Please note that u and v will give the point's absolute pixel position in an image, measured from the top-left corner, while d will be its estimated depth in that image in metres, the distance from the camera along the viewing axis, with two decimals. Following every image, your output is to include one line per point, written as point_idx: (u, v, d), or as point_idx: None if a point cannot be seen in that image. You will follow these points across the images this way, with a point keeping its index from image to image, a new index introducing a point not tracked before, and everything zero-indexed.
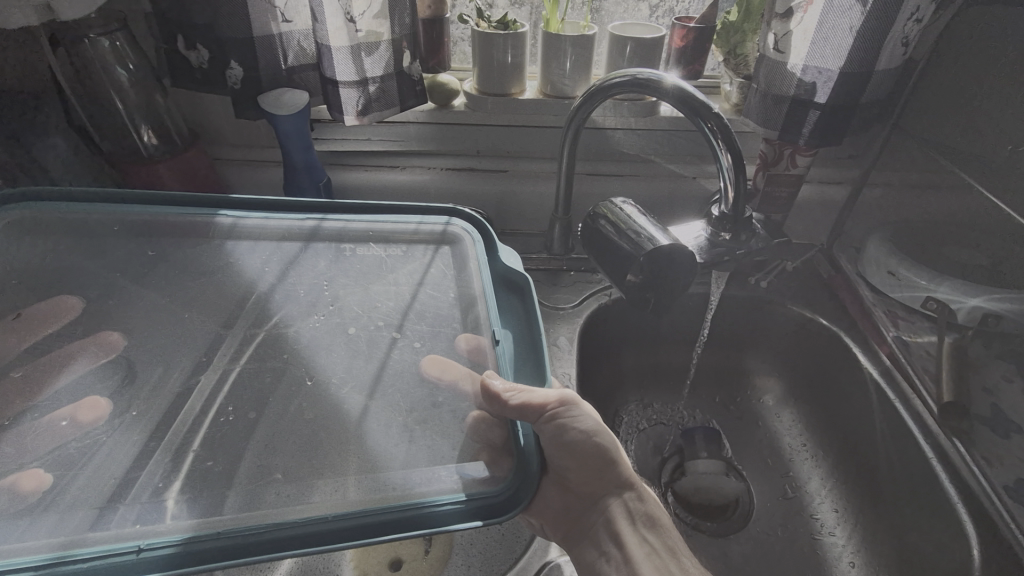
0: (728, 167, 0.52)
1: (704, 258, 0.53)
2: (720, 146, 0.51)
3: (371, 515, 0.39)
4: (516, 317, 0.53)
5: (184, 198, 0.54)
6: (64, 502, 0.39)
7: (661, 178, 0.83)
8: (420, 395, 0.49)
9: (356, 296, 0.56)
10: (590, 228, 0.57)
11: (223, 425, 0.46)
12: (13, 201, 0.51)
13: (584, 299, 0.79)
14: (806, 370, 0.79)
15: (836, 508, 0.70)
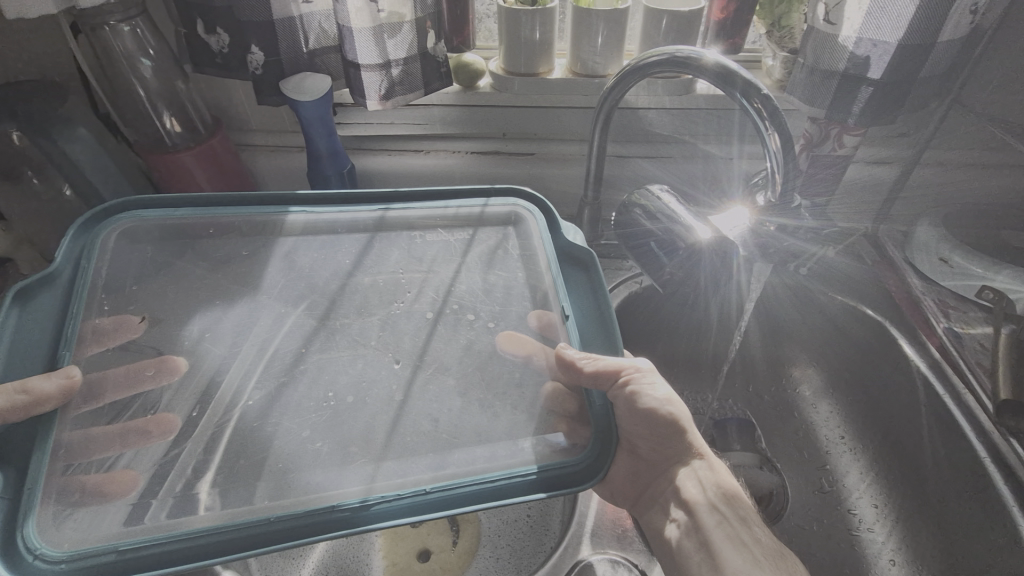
0: (775, 151, 0.49)
1: (747, 246, 0.53)
2: (768, 127, 0.48)
3: (364, 507, 0.40)
4: (585, 294, 0.54)
5: (252, 199, 0.54)
6: (117, 500, 0.41)
7: (696, 159, 0.79)
8: (502, 372, 0.53)
9: (431, 282, 0.60)
10: (626, 218, 0.56)
11: (320, 408, 0.51)
12: (114, 210, 0.53)
13: (614, 287, 0.76)
14: (847, 361, 0.76)
15: (876, 504, 0.68)
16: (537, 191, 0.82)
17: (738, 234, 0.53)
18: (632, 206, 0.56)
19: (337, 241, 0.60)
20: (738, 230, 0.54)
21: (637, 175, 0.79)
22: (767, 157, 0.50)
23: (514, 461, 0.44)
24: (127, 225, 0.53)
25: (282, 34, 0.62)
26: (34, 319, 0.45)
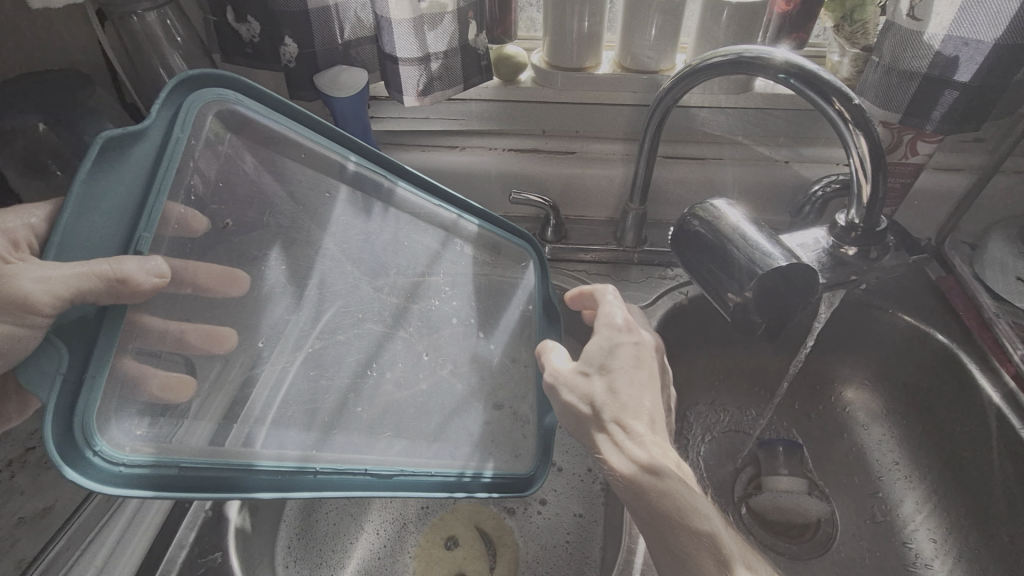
0: (860, 159, 0.44)
1: (827, 274, 0.46)
2: (855, 131, 0.43)
3: (287, 474, 0.41)
4: (550, 347, 0.59)
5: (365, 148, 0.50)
6: (186, 416, 0.40)
7: (750, 162, 0.74)
8: (465, 387, 0.54)
9: (447, 290, 0.57)
10: (686, 232, 0.51)
11: (300, 391, 0.47)
12: (210, 79, 0.40)
13: (658, 297, 0.72)
14: (904, 383, 0.71)
15: (934, 538, 0.64)
16: (577, 192, 0.78)
17: (815, 258, 0.47)
18: (695, 218, 0.50)
19: (411, 228, 0.56)
20: (816, 255, 0.47)
21: (685, 178, 0.74)
22: (852, 165, 0.44)
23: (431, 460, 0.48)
24: (222, 108, 0.42)
25: (317, 24, 0.58)
26: (116, 186, 0.36)
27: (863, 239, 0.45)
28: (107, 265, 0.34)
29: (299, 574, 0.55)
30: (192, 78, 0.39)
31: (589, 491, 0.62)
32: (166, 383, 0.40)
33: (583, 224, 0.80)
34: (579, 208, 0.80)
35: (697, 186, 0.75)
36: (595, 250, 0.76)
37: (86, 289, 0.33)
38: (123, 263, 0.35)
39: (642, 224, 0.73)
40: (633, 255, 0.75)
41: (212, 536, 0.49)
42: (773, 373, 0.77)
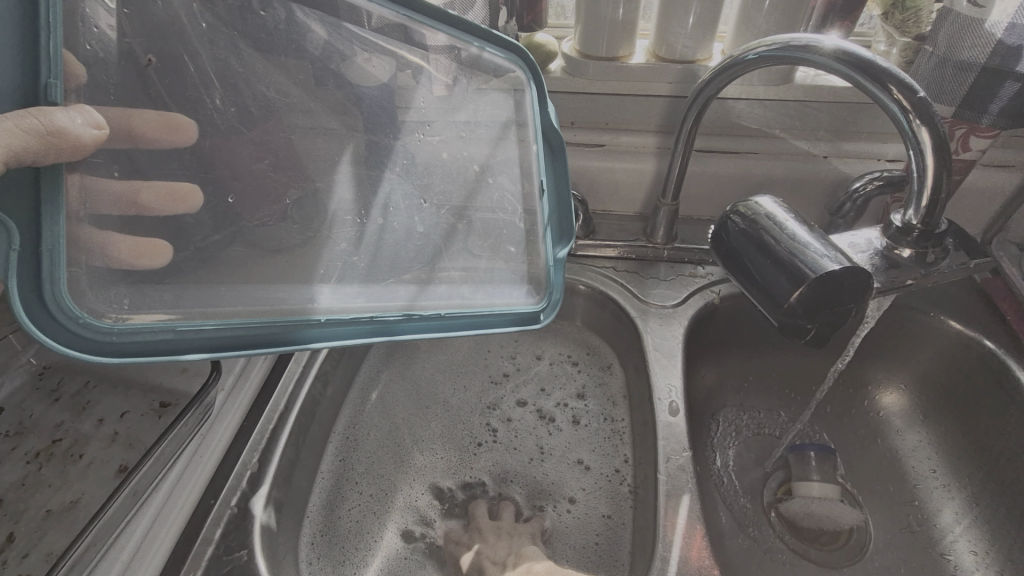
0: (920, 153, 0.41)
1: (881, 278, 0.43)
2: (915, 121, 0.40)
3: (334, 322, 0.43)
4: (555, 169, 0.55)
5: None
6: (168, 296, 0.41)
7: (787, 156, 0.71)
8: (490, 221, 0.56)
9: (443, 132, 0.57)
10: (728, 229, 0.48)
11: (350, 232, 0.54)
12: None
13: (688, 296, 0.70)
14: (945, 389, 0.69)
15: (974, 550, 0.61)
16: (605, 186, 0.75)
17: (868, 261, 0.44)
18: (737, 215, 0.48)
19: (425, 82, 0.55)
20: (869, 256, 0.44)
21: (719, 172, 0.72)
22: (910, 158, 0.41)
23: (493, 300, 0.51)
24: None
25: None
26: None
27: (921, 240, 0.43)
28: (35, 119, 0.30)
29: (323, 572, 0.54)
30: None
31: (617, 495, 0.60)
32: (136, 250, 0.41)
33: (610, 219, 0.78)
34: (607, 202, 0.78)
35: (731, 181, 0.72)
36: (623, 247, 0.74)
37: (27, 149, 0.30)
38: (50, 112, 0.31)
39: (673, 221, 0.71)
40: (662, 252, 0.73)
41: (237, 534, 0.49)
42: (805, 374, 0.76)
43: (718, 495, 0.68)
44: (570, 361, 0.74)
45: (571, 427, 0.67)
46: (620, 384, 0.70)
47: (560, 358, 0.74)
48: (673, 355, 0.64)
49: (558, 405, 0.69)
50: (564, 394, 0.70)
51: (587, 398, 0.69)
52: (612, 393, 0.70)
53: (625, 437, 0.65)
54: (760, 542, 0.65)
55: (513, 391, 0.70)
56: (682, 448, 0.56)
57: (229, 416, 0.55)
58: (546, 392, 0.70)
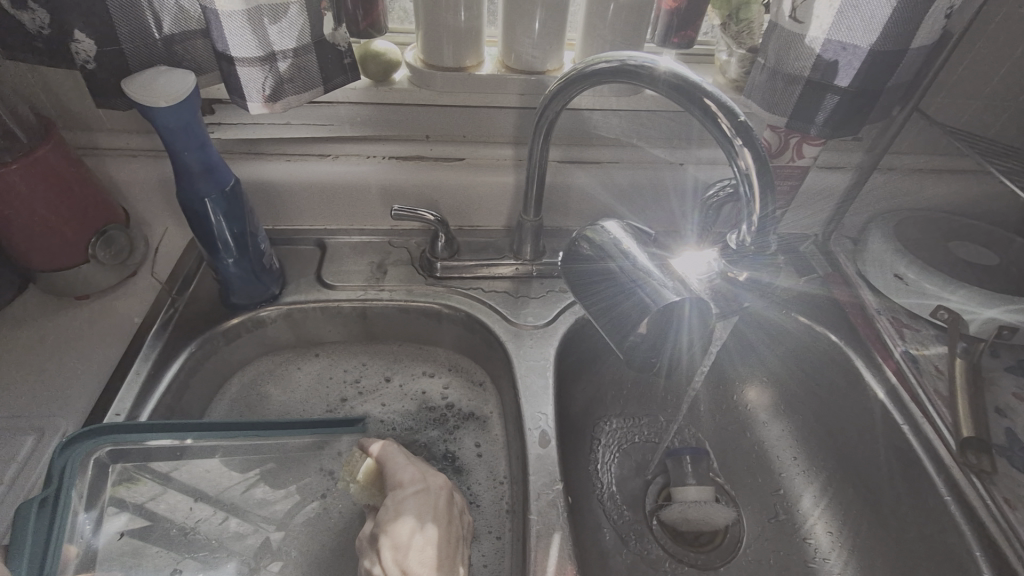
0: (750, 171, 0.39)
1: (721, 306, 0.42)
2: (739, 143, 0.39)
3: None
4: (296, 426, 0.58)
5: (105, 430, 0.50)
6: None
7: (645, 164, 0.71)
8: None
9: None
10: (574, 258, 0.46)
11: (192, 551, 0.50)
12: (80, 439, 0.49)
13: (558, 314, 0.68)
14: (799, 378, 0.72)
15: (831, 531, 0.65)
16: (467, 202, 0.71)
17: (709, 288, 0.43)
18: (583, 240, 0.46)
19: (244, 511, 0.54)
20: (708, 280, 0.43)
21: (581, 183, 0.70)
22: (738, 181, 0.40)
23: None
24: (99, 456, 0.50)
25: (120, 16, 0.48)
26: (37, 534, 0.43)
27: (753, 262, 0.43)
28: None
29: None
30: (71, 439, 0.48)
31: (489, 534, 0.55)
32: None
33: (477, 235, 0.74)
34: (473, 217, 0.73)
35: (595, 192, 0.71)
36: (490, 264, 0.70)
37: None
38: None
39: (539, 235, 0.68)
40: (531, 268, 0.71)
41: None
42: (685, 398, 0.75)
43: (602, 512, 0.67)
44: (442, 388, 0.68)
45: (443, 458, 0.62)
46: (492, 408, 0.66)
47: (430, 383, 0.69)
48: (543, 377, 0.62)
49: (429, 436, 0.63)
50: (434, 422, 0.65)
51: (460, 427, 0.65)
52: (486, 419, 0.65)
53: (497, 465, 0.61)
54: (643, 555, 0.65)
55: (378, 423, 0.64)
56: (553, 481, 0.53)
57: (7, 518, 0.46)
58: (414, 421, 0.65)
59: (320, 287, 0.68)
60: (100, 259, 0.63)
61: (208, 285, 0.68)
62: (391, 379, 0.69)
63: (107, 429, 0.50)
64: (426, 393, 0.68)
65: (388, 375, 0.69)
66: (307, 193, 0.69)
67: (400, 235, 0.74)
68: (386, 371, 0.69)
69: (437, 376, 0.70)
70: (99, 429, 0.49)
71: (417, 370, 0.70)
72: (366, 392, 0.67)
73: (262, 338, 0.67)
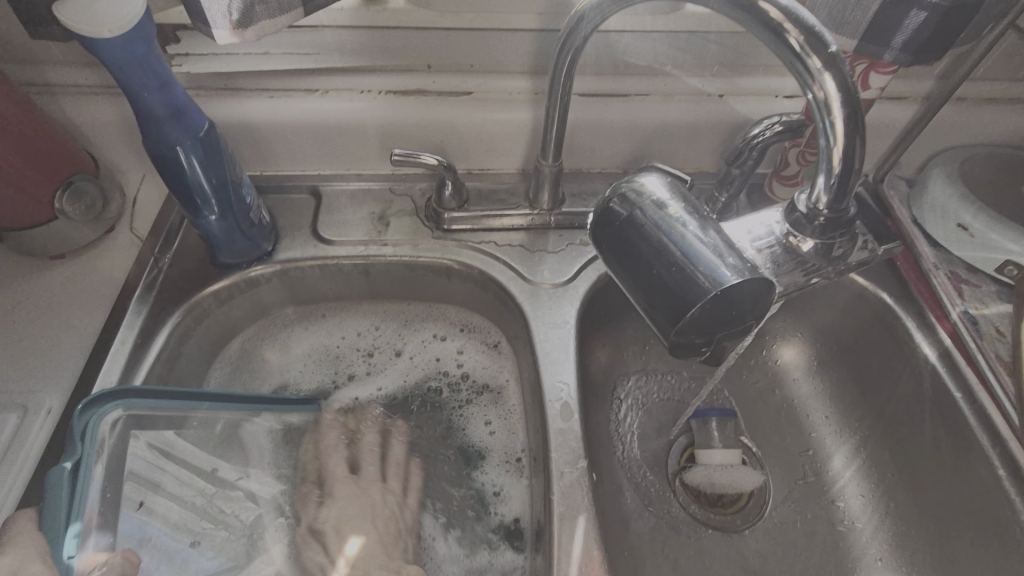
0: (832, 108, 0.32)
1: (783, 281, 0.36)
2: (818, 65, 0.32)
3: None
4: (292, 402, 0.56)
5: (125, 393, 0.44)
6: None
7: (681, 97, 0.62)
8: None
9: None
10: (608, 222, 0.38)
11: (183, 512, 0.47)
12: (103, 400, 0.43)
13: (579, 270, 0.62)
14: (839, 334, 0.67)
15: (863, 494, 0.62)
16: (476, 144, 0.63)
17: (768, 256, 0.37)
18: (618, 198, 0.38)
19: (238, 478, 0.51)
20: (767, 246, 0.37)
21: (606, 120, 0.61)
22: (817, 116, 0.33)
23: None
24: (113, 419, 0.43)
25: None
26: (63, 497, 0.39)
27: (825, 229, 0.36)
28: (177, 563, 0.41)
29: None
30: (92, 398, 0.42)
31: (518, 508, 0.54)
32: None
33: (488, 180, 0.66)
34: (484, 159, 0.65)
35: (622, 130, 0.62)
36: (503, 214, 0.63)
37: None
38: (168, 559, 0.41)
39: (558, 182, 0.61)
40: (549, 218, 0.64)
41: None
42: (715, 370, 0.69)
43: (623, 476, 0.64)
44: (453, 352, 0.64)
45: (459, 426, 0.59)
46: (507, 372, 0.62)
47: (438, 347, 0.64)
48: (564, 342, 0.57)
49: (443, 404, 0.60)
50: (448, 388, 0.61)
51: (476, 393, 0.61)
52: (501, 384, 0.61)
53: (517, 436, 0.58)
54: (666, 518, 0.62)
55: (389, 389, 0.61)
56: (576, 458, 0.50)
57: None
58: (427, 387, 0.61)
59: (317, 242, 0.62)
60: (70, 215, 0.56)
61: (193, 240, 0.61)
62: (399, 341, 0.64)
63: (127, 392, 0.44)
64: (438, 355, 0.63)
65: (395, 335, 0.64)
66: (295, 135, 0.61)
67: (402, 180, 0.67)
68: (394, 333, 0.65)
69: (447, 338, 0.65)
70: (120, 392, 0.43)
71: (425, 331, 0.65)
72: (374, 356, 0.63)
73: (257, 298, 0.62)
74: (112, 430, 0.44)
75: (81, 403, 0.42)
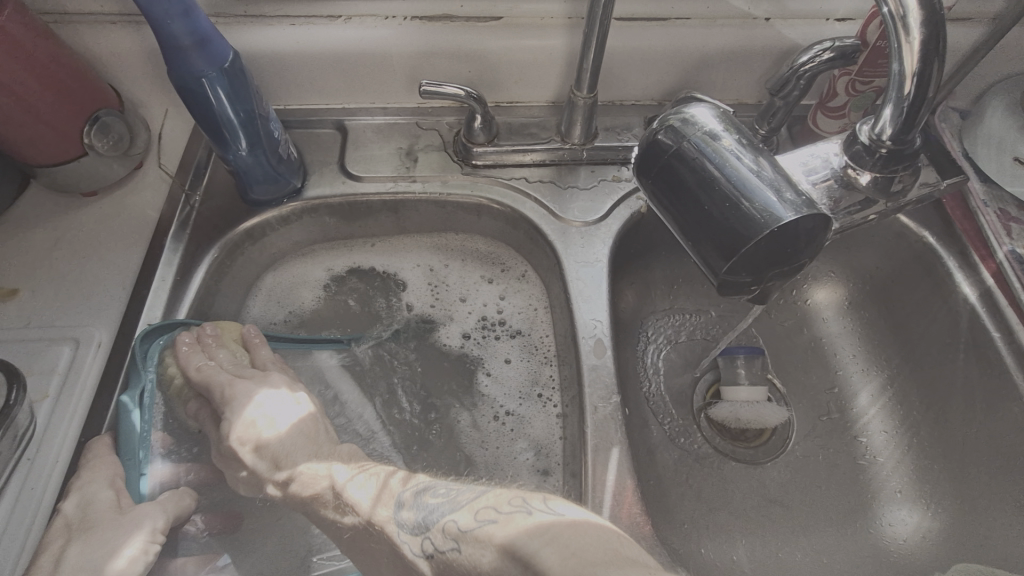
0: (912, 26, 0.30)
1: (840, 215, 0.37)
2: None
3: None
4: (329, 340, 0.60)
5: (174, 325, 0.51)
6: None
7: (724, 21, 0.58)
8: None
9: None
10: (653, 155, 0.37)
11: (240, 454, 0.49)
12: (154, 331, 0.50)
13: (612, 208, 0.60)
14: (875, 274, 0.66)
15: (886, 430, 0.63)
16: (505, 74, 0.61)
17: (824, 190, 0.38)
18: (664, 130, 0.37)
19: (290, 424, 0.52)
20: (824, 180, 0.38)
21: (644, 48, 0.58)
22: (893, 34, 0.31)
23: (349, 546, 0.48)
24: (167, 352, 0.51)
25: None
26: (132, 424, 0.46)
27: (887, 161, 0.36)
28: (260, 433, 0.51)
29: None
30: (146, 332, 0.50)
31: (549, 454, 0.55)
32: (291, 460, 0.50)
33: (518, 113, 0.64)
34: (513, 91, 0.63)
35: (661, 59, 0.59)
36: (534, 148, 0.61)
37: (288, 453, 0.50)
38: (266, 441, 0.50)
39: (592, 115, 0.58)
40: (581, 153, 0.62)
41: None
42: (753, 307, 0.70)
43: (649, 411, 0.65)
44: (498, 296, 0.63)
45: (502, 377, 0.59)
46: (544, 324, 0.62)
47: (483, 290, 0.64)
48: (596, 279, 0.57)
49: (485, 354, 0.60)
50: (489, 341, 0.61)
51: (512, 345, 0.61)
52: (536, 334, 0.61)
53: (554, 381, 0.58)
54: (690, 450, 0.64)
55: (432, 341, 0.61)
56: (610, 393, 0.51)
57: (62, 429, 0.46)
58: (469, 341, 0.61)
59: (345, 178, 0.61)
60: (99, 150, 0.56)
61: (222, 177, 0.61)
62: (441, 291, 0.63)
63: (173, 325, 0.51)
64: (480, 307, 0.63)
65: (437, 286, 0.64)
66: (319, 65, 0.59)
67: (428, 114, 0.65)
68: (436, 283, 0.64)
69: (492, 282, 0.64)
70: (169, 324, 0.51)
71: (471, 276, 0.64)
72: (413, 303, 0.63)
73: (288, 236, 0.62)
74: (167, 361, 0.51)
75: (139, 334, 0.49)
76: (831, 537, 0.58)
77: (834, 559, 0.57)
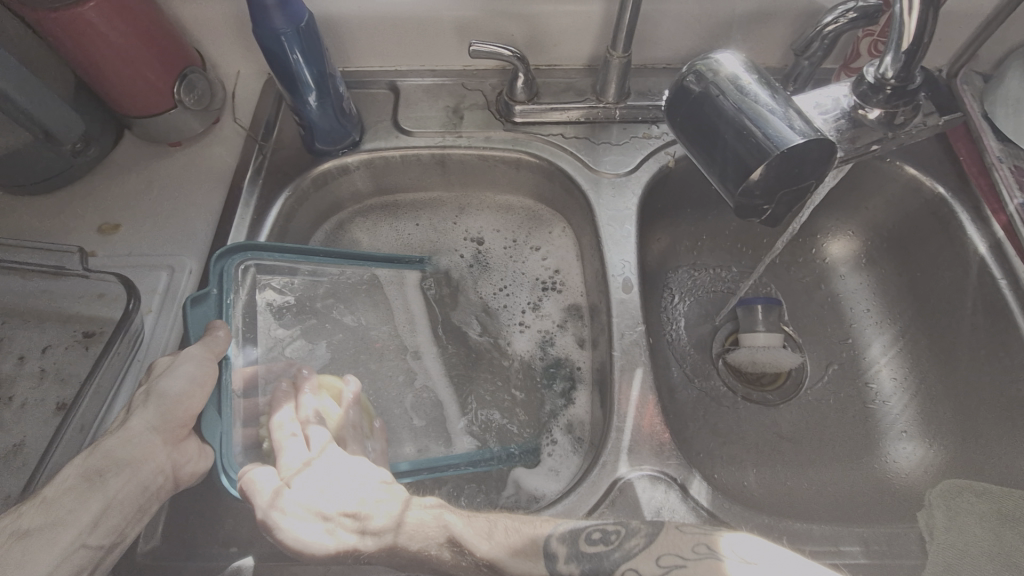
0: None
1: (848, 149, 0.42)
2: None
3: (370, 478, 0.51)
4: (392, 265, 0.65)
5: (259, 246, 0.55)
6: None
7: None
8: None
9: None
10: (682, 97, 0.42)
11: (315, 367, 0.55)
12: (234, 250, 0.54)
13: (642, 162, 0.65)
14: (891, 228, 0.70)
15: (896, 376, 0.67)
16: (547, 36, 0.65)
17: (835, 127, 0.42)
18: (693, 75, 0.41)
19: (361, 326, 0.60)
20: (835, 119, 0.42)
21: (676, 12, 0.62)
22: None
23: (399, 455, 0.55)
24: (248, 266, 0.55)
25: None
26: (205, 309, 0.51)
27: (890, 99, 0.41)
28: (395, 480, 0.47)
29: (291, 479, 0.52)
30: (228, 250, 0.54)
31: (573, 379, 0.62)
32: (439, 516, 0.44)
33: (556, 75, 0.69)
34: (553, 54, 0.68)
35: (693, 22, 0.63)
36: (571, 107, 0.66)
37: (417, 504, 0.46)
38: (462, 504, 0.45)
39: (626, 74, 0.63)
40: (614, 111, 0.67)
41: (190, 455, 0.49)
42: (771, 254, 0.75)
43: (671, 354, 0.71)
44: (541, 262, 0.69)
45: (542, 324, 0.66)
46: (581, 276, 0.68)
47: (531, 256, 0.69)
48: (625, 225, 0.62)
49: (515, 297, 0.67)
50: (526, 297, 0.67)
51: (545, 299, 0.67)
52: (572, 285, 0.67)
53: (581, 332, 0.65)
54: (708, 391, 0.69)
55: (457, 284, 0.67)
56: (636, 323, 0.57)
57: (164, 339, 0.55)
58: (506, 293, 0.67)
59: (398, 132, 0.67)
60: (186, 103, 0.63)
61: (288, 131, 0.68)
62: (493, 249, 0.70)
63: (251, 247, 0.55)
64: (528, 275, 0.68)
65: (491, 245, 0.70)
66: (376, 28, 0.65)
67: (472, 75, 0.70)
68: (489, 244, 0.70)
69: (536, 248, 0.70)
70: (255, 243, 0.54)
71: (521, 241, 0.70)
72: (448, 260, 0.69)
73: (348, 185, 0.69)
74: (243, 275, 0.54)
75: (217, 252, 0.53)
76: (835, 470, 0.63)
77: (840, 489, 0.62)
